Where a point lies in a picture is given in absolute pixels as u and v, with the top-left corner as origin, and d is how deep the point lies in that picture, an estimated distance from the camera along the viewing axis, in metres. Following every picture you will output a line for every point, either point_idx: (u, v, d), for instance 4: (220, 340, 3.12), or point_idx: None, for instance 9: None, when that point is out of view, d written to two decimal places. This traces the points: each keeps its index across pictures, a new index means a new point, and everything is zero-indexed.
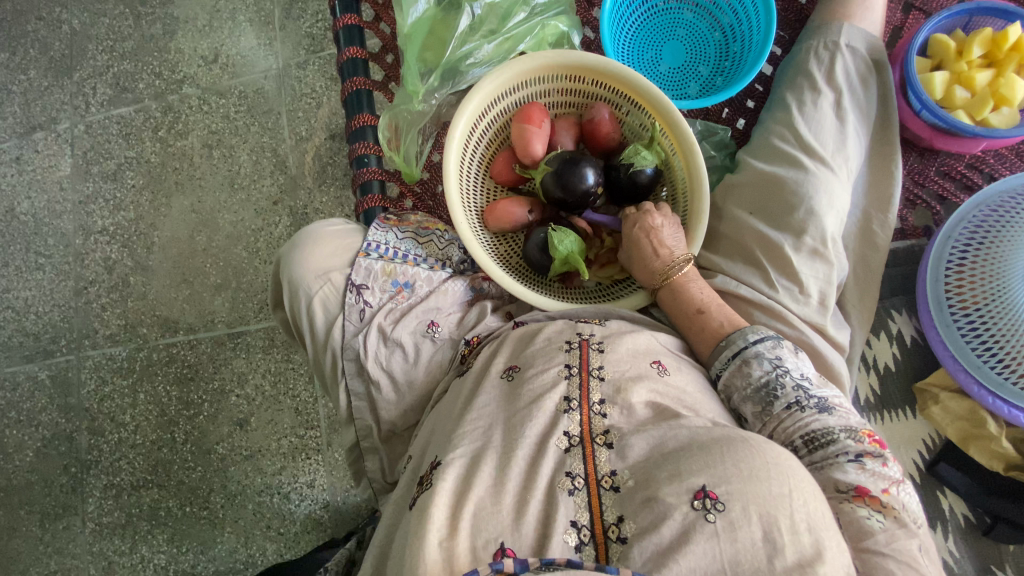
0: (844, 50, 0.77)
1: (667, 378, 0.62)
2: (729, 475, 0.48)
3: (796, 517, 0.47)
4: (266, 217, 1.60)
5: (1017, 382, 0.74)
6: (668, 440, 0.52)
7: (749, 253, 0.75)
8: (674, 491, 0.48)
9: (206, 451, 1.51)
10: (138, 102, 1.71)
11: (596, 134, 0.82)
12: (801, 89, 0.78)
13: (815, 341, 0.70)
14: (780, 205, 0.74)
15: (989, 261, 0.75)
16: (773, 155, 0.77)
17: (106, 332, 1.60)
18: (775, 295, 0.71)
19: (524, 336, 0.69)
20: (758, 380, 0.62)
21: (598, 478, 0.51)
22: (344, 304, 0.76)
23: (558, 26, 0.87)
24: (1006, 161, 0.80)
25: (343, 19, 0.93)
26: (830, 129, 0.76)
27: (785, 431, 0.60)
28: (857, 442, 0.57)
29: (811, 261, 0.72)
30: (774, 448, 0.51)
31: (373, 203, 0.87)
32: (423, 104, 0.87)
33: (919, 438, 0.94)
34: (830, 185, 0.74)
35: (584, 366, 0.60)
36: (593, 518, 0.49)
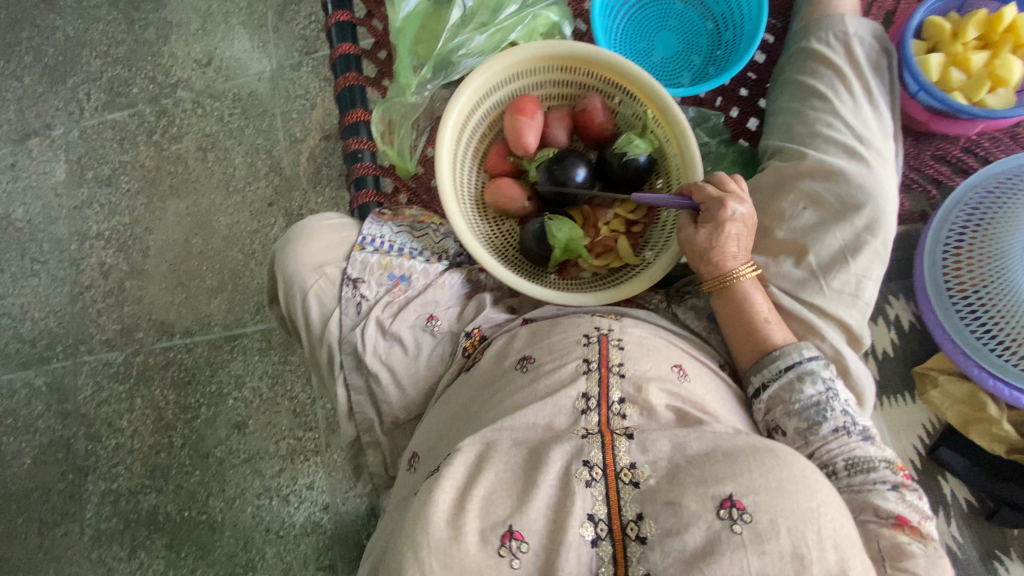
0: (854, 40, 0.75)
1: (686, 384, 0.63)
2: (756, 485, 0.48)
3: (823, 533, 0.47)
4: (261, 218, 1.60)
5: (1018, 364, 0.73)
6: (692, 446, 0.53)
7: (800, 254, 0.71)
8: (700, 495, 0.48)
9: (204, 455, 1.50)
10: (133, 107, 1.71)
11: (590, 123, 0.82)
12: (829, 79, 0.76)
13: (849, 358, 0.69)
14: (845, 202, 0.71)
15: (987, 243, 0.74)
16: (827, 145, 0.73)
17: (102, 337, 1.60)
18: (823, 296, 0.70)
19: (540, 329, 0.70)
20: (809, 398, 0.64)
21: (617, 471, 0.52)
22: (340, 298, 0.76)
23: (549, 17, 0.87)
24: (1001, 144, 0.79)
25: (336, 16, 0.93)
26: (874, 120, 0.74)
27: (828, 451, 0.62)
28: (894, 473, 0.60)
29: (872, 259, 0.70)
30: (801, 460, 0.52)
31: (368, 198, 0.87)
32: (416, 95, 0.87)
33: (918, 422, 0.93)
34: (887, 179, 0.72)
35: (604, 362, 0.62)
36: (611, 514, 0.50)
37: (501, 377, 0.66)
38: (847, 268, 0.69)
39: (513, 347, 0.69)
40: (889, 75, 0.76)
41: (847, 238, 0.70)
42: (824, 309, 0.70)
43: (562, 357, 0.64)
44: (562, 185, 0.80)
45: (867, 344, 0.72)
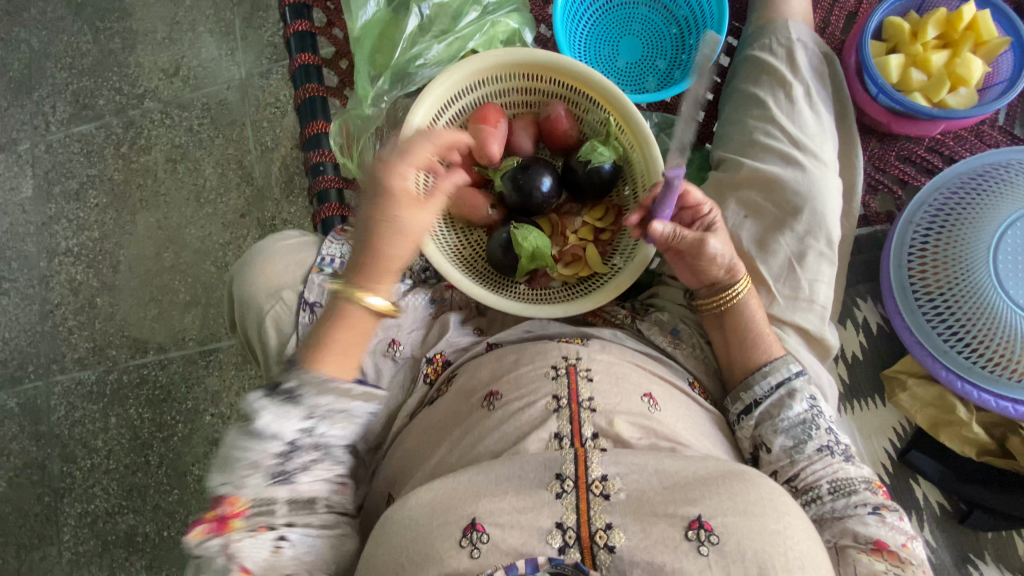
0: (797, 44, 0.75)
1: (658, 413, 0.66)
2: (724, 508, 0.55)
3: (789, 556, 0.53)
4: (234, 230, 1.57)
5: (985, 364, 0.74)
6: (665, 467, 0.59)
7: (749, 264, 0.72)
8: (671, 517, 0.54)
9: (182, 473, 1.47)
10: (99, 119, 1.67)
11: (555, 131, 0.80)
12: (770, 85, 0.75)
13: (813, 368, 0.72)
14: (783, 206, 0.71)
15: (950, 245, 0.74)
16: (765, 154, 0.73)
17: (74, 355, 1.56)
18: (771, 307, 0.72)
19: (504, 360, 0.72)
20: (797, 416, 0.67)
21: (589, 483, 0.57)
22: (297, 324, 0.73)
23: (509, 24, 0.85)
24: (966, 142, 0.78)
25: (294, 26, 0.90)
26: (813, 123, 0.74)
27: (813, 473, 0.65)
28: (874, 495, 0.63)
29: (817, 264, 0.71)
30: (769, 484, 0.58)
31: (331, 212, 0.85)
32: (372, 107, 0.84)
33: (890, 426, 0.92)
34: (829, 185, 0.72)
35: (573, 397, 0.65)
36: (580, 521, 0.55)
37: (470, 416, 0.68)
38: (795, 276, 0.71)
39: (480, 381, 0.71)
40: (838, 81, 0.77)
41: (791, 245, 0.70)
42: (779, 316, 0.72)
43: (531, 393, 0.66)
44: (528, 193, 0.78)
45: (834, 348, 0.74)
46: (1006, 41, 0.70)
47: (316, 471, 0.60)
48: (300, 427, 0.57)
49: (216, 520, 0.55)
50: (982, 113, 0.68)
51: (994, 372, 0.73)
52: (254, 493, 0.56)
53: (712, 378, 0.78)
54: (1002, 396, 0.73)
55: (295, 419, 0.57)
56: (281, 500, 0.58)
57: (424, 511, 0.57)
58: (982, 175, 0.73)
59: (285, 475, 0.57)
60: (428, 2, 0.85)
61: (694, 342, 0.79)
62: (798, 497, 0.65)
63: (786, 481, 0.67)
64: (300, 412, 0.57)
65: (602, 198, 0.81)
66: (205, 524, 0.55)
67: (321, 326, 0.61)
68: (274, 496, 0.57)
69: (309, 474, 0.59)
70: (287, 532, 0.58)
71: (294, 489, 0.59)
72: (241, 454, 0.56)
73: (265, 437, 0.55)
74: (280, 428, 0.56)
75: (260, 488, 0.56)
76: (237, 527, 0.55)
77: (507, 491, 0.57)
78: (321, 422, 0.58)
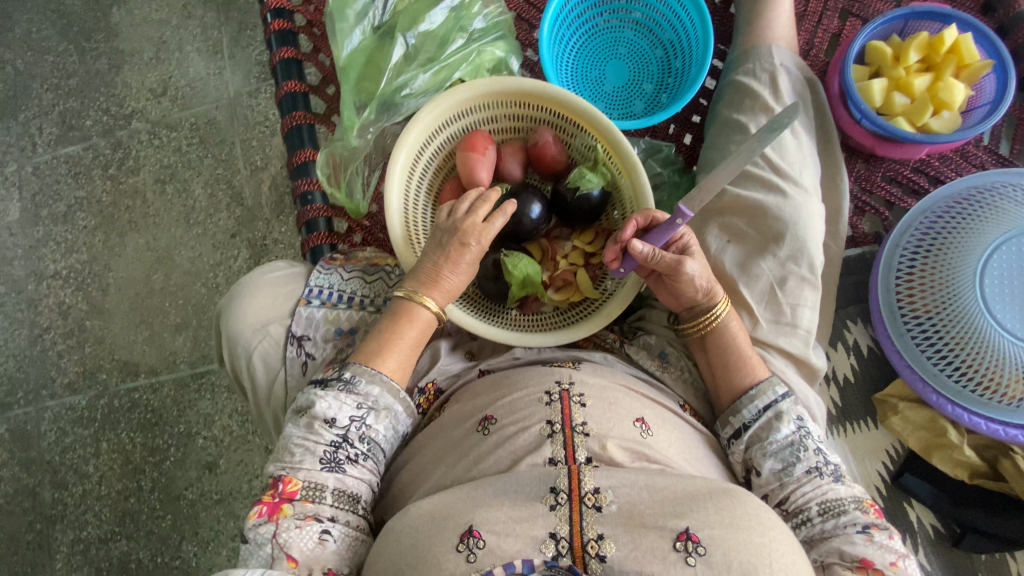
0: (780, 70, 0.76)
1: (650, 439, 0.66)
2: (711, 522, 0.55)
3: (774, 567, 0.54)
4: (224, 251, 1.56)
5: (974, 388, 0.73)
6: (655, 482, 0.59)
7: (732, 287, 0.73)
8: (660, 529, 0.55)
9: (175, 498, 1.46)
10: (86, 140, 1.66)
11: (543, 157, 0.80)
12: (752, 110, 0.75)
13: (801, 391, 0.72)
14: (765, 233, 0.72)
15: (938, 269, 0.74)
16: (747, 182, 0.73)
17: (64, 380, 1.54)
18: (756, 330, 0.72)
19: (499, 384, 0.73)
20: (785, 438, 0.67)
21: (581, 495, 0.58)
22: (285, 359, 0.74)
23: (495, 52, 0.85)
24: (951, 163, 0.79)
25: (279, 53, 0.90)
26: (794, 150, 0.73)
27: (802, 495, 0.65)
28: (864, 513, 0.62)
29: (800, 289, 0.71)
30: (755, 501, 0.59)
31: (320, 241, 0.84)
32: (359, 138, 0.84)
33: (882, 448, 0.92)
34: (812, 211, 0.72)
35: (567, 422, 0.65)
36: (573, 532, 0.56)
37: (465, 440, 0.69)
38: (777, 299, 0.71)
39: (474, 407, 0.72)
40: (821, 106, 0.77)
41: (773, 269, 0.71)
42: (762, 339, 0.72)
43: (525, 418, 0.67)
44: (516, 221, 0.78)
45: (822, 370, 0.74)
46: (989, 64, 0.71)
47: (361, 464, 0.67)
48: (352, 415, 0.67)
49: (272, 503, 0.62)
50: (965, 137, 0.68)
51: (984, 396, 0.73)
52: (308, 475, 0.64)
53: (701, 401, 0.78)
54: (992, 419, 0.73)
55: (349, 407, 0.67)
56: (330, 487, 0.64)
57: (423, 519, 0.59)
58: (966, 199, 0.73)
59: (335, 461, 0.65)
60: (411, 31, 0.84)
61: (682, 365, 0.79)
62: (789, 520, 0.65)
63: (777, 504, 0.66)
64: (354, 400, 0.67)
65: (591, 223, 0.81)
66: (262, 505, 0.62)
67: (385, 328, 0.71)
68: (326, 481, 0.64)
69: (356, 466, 0.67)
70: (331, 526, 0.62)
71: (341, 479, 0.65)
72: (301, 438, 0.66)
73: (325, 420, 0.66)
74: (336, 414, 0.67)
75: (313, 471, 0.64)
76: (289, 510, 0.62)
77: (504, 501, 0.58)
78: (369, 412, 0.68)
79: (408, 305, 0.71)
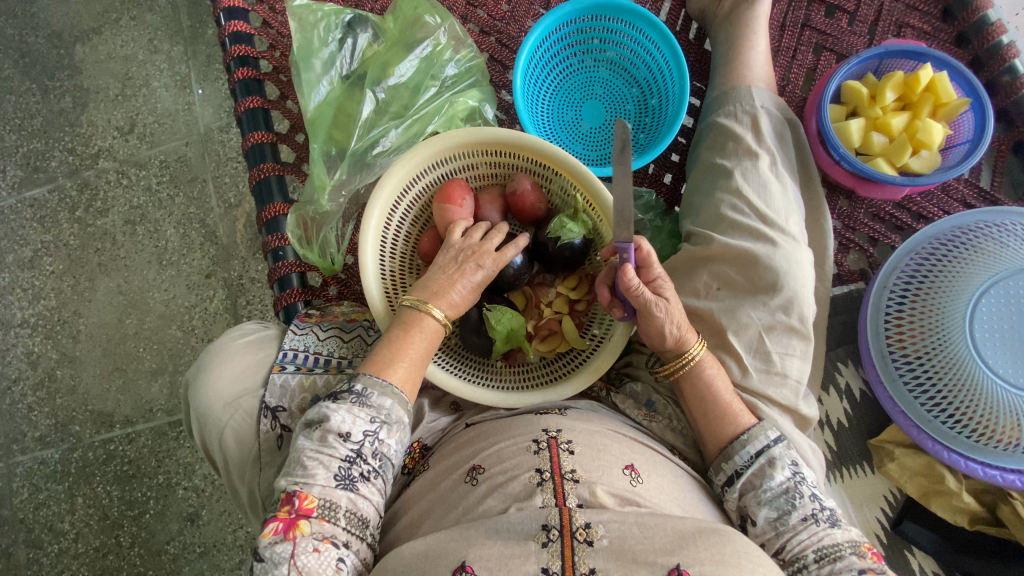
0: (760, 111, 0.75)
1: (641, 487, 0.63)
2: (702, 557, 0.53)
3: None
4: (199, 291, 1.52)
5: (970, 434, 0.72)
6: (645, 520, 0.57)
7: (720, 335, 0.71)
8: (651, 565, 0.53)
9: (156, 553, 1.40)
10: (52, 182, 1.60)
11: (522, 205, 0.78)
12: (736, 155, 0.74)
13: (796, 437, 0.69)
14: (754, 281, 0.70)
15: (926, 313, 0.73)
16: (732, 230, 0.72)
17: (35, 434, 1.48)
18: (746, 380, 0.70)
19: (486, 434, 0.71)
20: (779, 485, 0.63)
21: (573, 529, 0.56)
22: (258, 431, 0.70)
23: (467, 102, 0.83)
24: (933, 198, 0.78)
25: (245, 103, 0.87)
26: (779, 196, 0.72)
27: (798, 544, 0.60)
28: (861, 559, 0.57)
29: (788, 336, 0.70)
30: (744, 539, 0.58)
31: (293, 298, 0.81)
32: (330, 202, 0.81)
33: (880, 494, 0.86)
34: (800, 256, 0.70)
35: (556, 469, 0.62)
36: (565, 564, 0.54)
37: (452, 493, 0.66)
38: (767, 349, 0.69)
39: (461, 458, 0.69)
40: (800, 146, 0.77)
41: (763, 318, 0.69)
42: (754, 389, 0.70)
43: (513, 468, 0.64)
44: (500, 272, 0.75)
45: (813, 417, 0.72)
46: (966, 102, 0.70)
47: (374, 483, 0.63)
48: (366, 429, 0.63)
49: (288, 519, 0.58)
50: (945, 180, 0.68)
51: (979, 441, 0.72)
52: (323, 491, 0.60)
53: (692, 446, 0.76)
54: (988, 464, 0.72)
55: (362, 421, 0.63)
56: (343, 507, 0.60)
57: (417, 557, 0.57)
58: (949, 240, 0.73)
59: (349, 479, 0.61)
60: (381, 85, 0.81)
61: (670, 412, 0.77)
62: (787, 570, 0.60)
63: (772, 554, 0.62)
64: (367, 414, 0.63)
65: (573, 270, 0.79)
66: (278, 522, 0.58)
67: (393, 340, 0.67)
68: (340, 500, 0.60)
69: (368, 485, 0.62)
70: (345, 553, 0.59)
71: (355, 500, 0.61)
72: (315, 453, 0.61)
73: (340, 434, 0.61)
74: (350, 428, 0.62)
75: (328, 488, 0.60)
76: (306, 528, 0.57)
77: (496, 539, 0.56)
78: (382, 427, 0.64)
79: (414, 314, 0.68)
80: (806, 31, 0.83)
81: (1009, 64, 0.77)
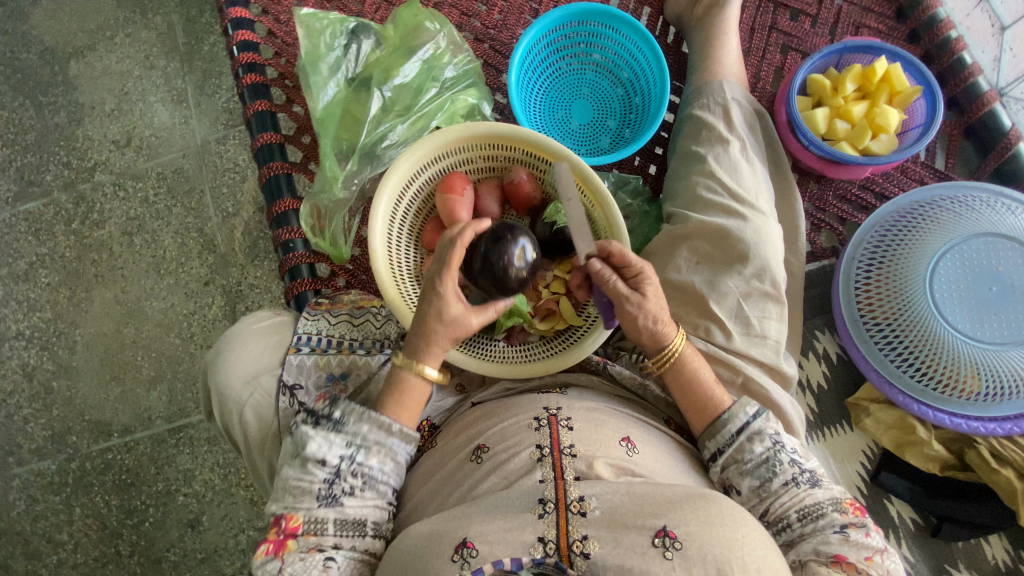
0: (732, 103, 0.83)
1: (635, 458, 0.68)
2: (687, 519, 0.58)
3: (746, 560, 0.57)
4: (197, 299, 1.53)
5: (936, 386, 0.78)
6: (636, 488, 0.62)
7: (703, 304, 0.76)
8: (639, 528, 0.58)
9: (156, 560, 1.40)
10: (47, 195, 1.61)
11: (518, 193, 0.84)
12: (709, 141, 0.82)
13: (779, 397, 0.74)
14: (729, 253, 0.76)
15: (890, 279, 0.80)
16: (708, 208, 0.78)
17: (31, 446, 1.47)
18: (731, 345, 0.75)
19: (490, 413, 0.75)
20: (760, 456, 0.68)
21: (567, 503, 0.61)
22: (278, 409, 0.74)
23: (467, 99, 0.90)
24: (894, 179, 0.86)
25: (253, 107, 0.92)
26: (749, 176, 0.80)
27: (781, 506, 0.66)
28: (842, 514, 0.64)
29: (762, 302, 0.76)
30: (730, 502, 0.62)
31: (304, 287, 0.86)
32: (344, 189, 0.86)
33: (858, 450, 0.90)
34: (770, 230, 0.77)
35: (555, 445, 0.67)
36: (560, 534, 0.59)
37: (459, 470, 0.70)
38: (747, 315, 0.75)
39: (467, 437, 0.73)
40: (770, 134, 0.85)
41: (740, 287, 0.75)
42: (738, 351, 0.75)
43: (515, 445, 0.68)
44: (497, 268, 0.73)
45: (794, 376, 0.78)
46: (918, 89, 0.77)
47: (362, 497, 0.67)
48: (342, 452, 0.67)
49: (277, 540, 0.64)
50: (903, 158, 0.75)
51: (944, 392, 0.78)
52: (308, 513, 0.65)
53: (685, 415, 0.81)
54: (954, 413, 0.79)
55: (338, 446, 0.67)
56: (327, 523, 0.65)
57: (420, 537, 0.61)
58: (908, 214, 0.81)
59: (331, 498, 0.66)
60: (387, 85, 0.87)
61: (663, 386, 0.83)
62: (772, 529, 0.67)
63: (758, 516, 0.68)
64: (342, 438, 0.67)
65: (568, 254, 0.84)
66: (268, 544, 0.64)
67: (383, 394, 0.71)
68: (325, 517, 0.65)
69: (354, 500, 0.66)
70: (334, 553, 0.64)
71: (341, 514, 0.66)
72: (297, 479, 0.66)
73: (316, 461, 0.66)
74: (326, 454, 0.66)
75: (312, 508, 0.65)
76: (293, 546, 0.64)
77: (496, 514, 0.60)
78: (359, 450, 0.67)
79: (404, 375, 0.70)
80: (773, 33, 0.91)
81: (956, 57, 0.86)
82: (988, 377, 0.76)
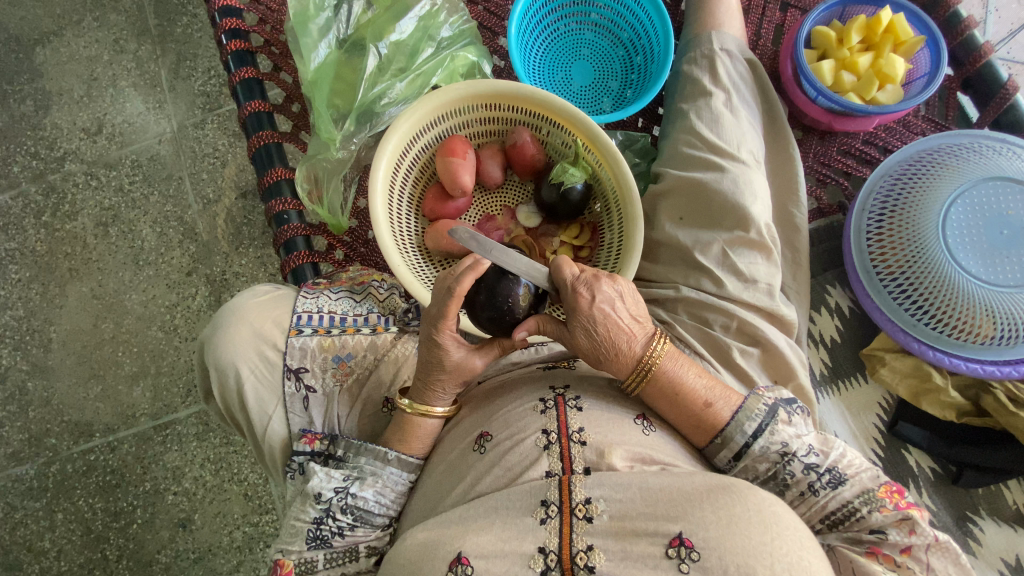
0: (720, 54, 0.82)
1: (652, 436, 0.64)
2: (705, 523, 0.51)
3: (775, 568, 0.49)
4: (180, 290, 1.45)
5: (950, 332, 0.80)
6: (651, 484, 0.56)
7: (688, 255, 0.76)
8: (652, 535, 0.52)
9: (146, 563, 1.33)
10: (14, 187, 1.50)
11: (521, 156, 0.82)
12: (693, 97, 0.81)
13: (778, 341, 0.74)
14: (712, 205, 0.76)
15: (902, 228, 0.82)
16: (692, 164, 0.78)
17: (7, 450, 1.38)
18: (723, 292, 0.74)
19: (495, 392, 0.72)
20: (766, 473, 0.63)
21: (572, 507, 0.55)
22: (283, 395, 0.72)
23: (467, 56, 0.87)
24: (896, 134, 0.89)
25: (239, 74, 0.87)
26: (732, 127, 0.79)
27: (807, 512, 0.62)
28: (882, 513, 0.58)
29: (750, 252, 0.75)
30: (758, 493, 0.54)
31: (301, 260, 0.82)
32: (342, 150, 0.84)
33: (874, 402, 0.91)
34: (751, 179, 0.76)
35: (563, 430, 0.62)
36: (561, 544, 0.53)
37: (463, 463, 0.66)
38: (737, 261, 0.74)
39: (473, 424, 0.69)
40: (763, 82, 0.84)
41: (724, 238, 0.75)
42: (730, 296, 0.74)
43: (520, 431, 0.63)
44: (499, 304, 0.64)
45: (793, 319, 0.77)
46: (922, 39, 0.79)
47: (352, 534, 0.65)
48: (337, 486, 0.66)
49: None
50: (908, 107, 0.77)
51: (960, 338, 0.80)
52: (299, 555, 0.64)
53: None
54: (969, 358, 0.80)
55: (335, 479, 0.66)
56: (319, 565, 0.64)
57: (418, 548, 0.57)
58: (917, 161, 0.83)
59: (322, 538, 0.65)
60: (384, 42, 0.85)
61: None
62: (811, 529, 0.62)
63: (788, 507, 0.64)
64: (340, 473, 0.66)
65: (575, 217, 0.82)
66: None
67: (392, 438, 0.69)
68: (314, 559, 0.65)
69: (344, 538, 0.65)
70: None
71: (331, 554, 0.65)
72: (294, 518, 0.65)
73: (312, 498, 0.65)
74: (323, 489, 0.65)
75: (303, 551, 0.65)
76: None
77: (495, 520, 0.56)
78: (354, 482, 0.66)
79: (410, 420, 0.68)
80: None
81: (952, 11, 0.88)
82: (1001, 320, 0.77)
